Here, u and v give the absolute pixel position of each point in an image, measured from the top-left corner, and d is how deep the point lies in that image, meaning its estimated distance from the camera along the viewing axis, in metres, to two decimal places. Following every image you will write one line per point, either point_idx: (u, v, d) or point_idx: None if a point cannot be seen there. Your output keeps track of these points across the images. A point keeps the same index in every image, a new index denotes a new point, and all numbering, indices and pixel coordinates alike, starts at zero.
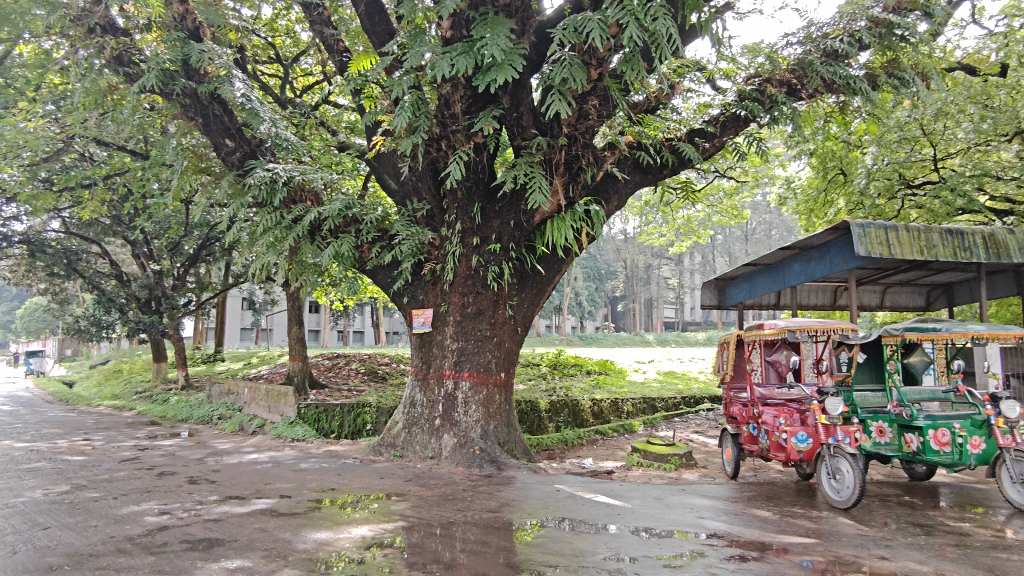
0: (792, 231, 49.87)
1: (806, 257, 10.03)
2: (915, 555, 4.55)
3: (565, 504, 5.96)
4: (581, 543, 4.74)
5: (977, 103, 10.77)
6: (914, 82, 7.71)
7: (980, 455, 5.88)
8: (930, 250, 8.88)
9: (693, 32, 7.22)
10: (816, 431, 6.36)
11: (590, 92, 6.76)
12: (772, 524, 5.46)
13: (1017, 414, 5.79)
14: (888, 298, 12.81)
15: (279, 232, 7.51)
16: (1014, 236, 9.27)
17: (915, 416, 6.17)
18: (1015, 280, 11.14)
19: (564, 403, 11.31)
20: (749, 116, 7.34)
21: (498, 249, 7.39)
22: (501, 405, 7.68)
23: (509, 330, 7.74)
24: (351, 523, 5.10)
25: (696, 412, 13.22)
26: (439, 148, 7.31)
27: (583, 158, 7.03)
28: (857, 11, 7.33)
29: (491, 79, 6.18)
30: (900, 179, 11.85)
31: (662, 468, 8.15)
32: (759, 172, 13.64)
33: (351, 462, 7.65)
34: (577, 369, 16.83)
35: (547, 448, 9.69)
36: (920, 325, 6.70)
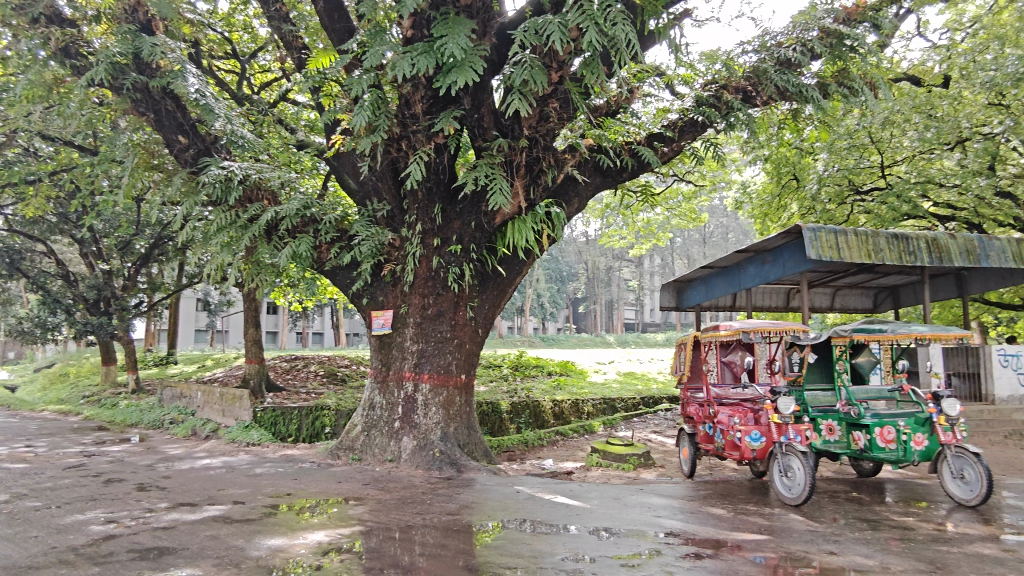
0: (748, 235, 51.18)
1: (761, 260, 10.27)
2: (862, 549, 4.70)
3: (525, 506, 5.96)
4: (540, 544, 4.74)
5: (922, 112, 11.18)
6: (862, 91, 8.00)
7: (923, 451, 6.09)
8: (877, 254, 9.19)
9: (651, 38, 7.32)
10: (769, 430, 6.54)
11: (551, 94, 6.80)
12: (726, 521, 5.57)
13: (958, 413, 6.00)
14: (838, 299, 13.13)
15: (233, 232, 7.41)
16: (955, 241, 9.67)
17: (862, 415, 6.41)
18: (956, 283, 11.66)
19: (526, 404, 11.35)
20: (707, 121, 7.50)
21: (459, 250, 7.36)
22: (462, 407, 7.65)
23: (470, 332, 7.71)
24: (307, 529, 5.00)
25: (654, 412, 13.43)
26: (399, 148, 7.24)
27: (543, 160, 7.05)
28: (809, 22, 7.59)
29: (451, 81, 6.16)
30: (850, 185, 12.30)
31: (620, 468, 8.24)
32: (716, 177, 13.90)
33: (308, 466, 7.51)
34: (538, 370, 16.92)
35: (507, 449, 9.71)
36: (867, 325, 6.96)
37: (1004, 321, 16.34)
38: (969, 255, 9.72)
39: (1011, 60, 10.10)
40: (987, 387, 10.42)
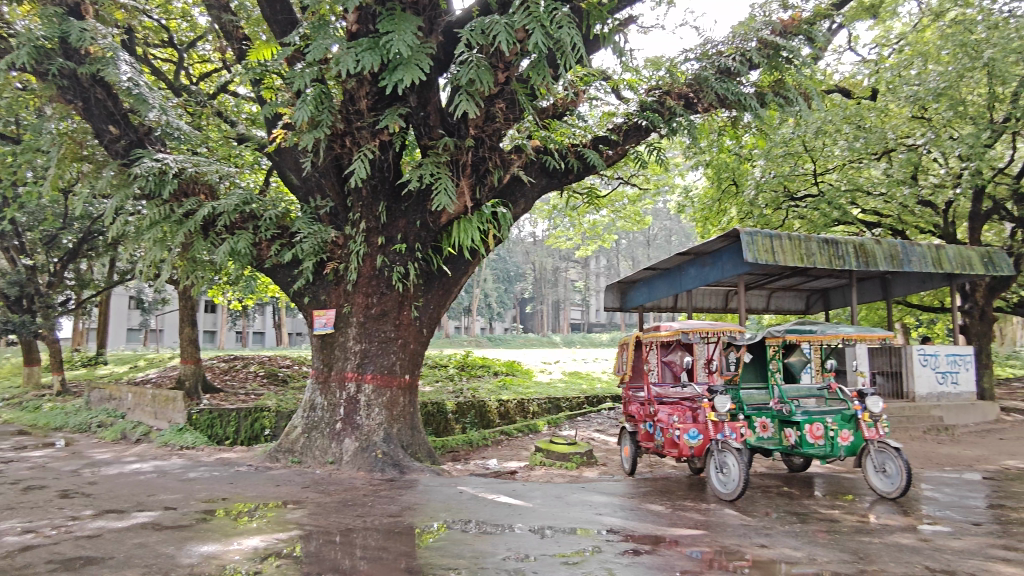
0: (690, 238, 52.62)
1: (701, 262, 10.56)
2: (792, 542, 4.89)
3: (467, 506, 5.95)
4: (482, 544, 4.74)
5: (852, 123, 11.70)
6: (796, 101, 8.33)
7: (849, 446, 6.42)
8: (809, 258, 9.57)
9: (596, 42, 7.43)
10: (706, 427, 6.73)
11: (497, 95, 6.81)
12: (665, 517, 5.70)
13: (880, 409, 6.27)
14: (773, 301, 13.64)
15: (168, 227, 7.13)
16: (880, 246, 10.20)
17: (793, 412, 6.66)
18: (881, 286, 12.27)
19: (471, 404, 11.33)
20: (650, 126, 7.65)
21: (404, 250, 7.28)
22: (406, 407, 7.58)
23: (414, 332, 7.64)
24: (242, 534, 4.85)
25: (597, 411, 13.60)
26: (343, 145, 7.11)
27: (489, 160, 7.05)
28: (748, 33, 7.87)
29: (397, 78, 6.09)
30: (785, 191, 12.80)
31: (563, 467, 8.32)
32: (660, 181, 14.20)
33: (245, 470, 7.29)
34: (485, 370, 16.90)
35: (452, 450, 9.66)
36: (798, 327, 7.28)
37: (925, 322, 17.30)
38: (892, 259, 10.25)
39: (932, 76, 10.72)
40: (908, 385, 11.00)
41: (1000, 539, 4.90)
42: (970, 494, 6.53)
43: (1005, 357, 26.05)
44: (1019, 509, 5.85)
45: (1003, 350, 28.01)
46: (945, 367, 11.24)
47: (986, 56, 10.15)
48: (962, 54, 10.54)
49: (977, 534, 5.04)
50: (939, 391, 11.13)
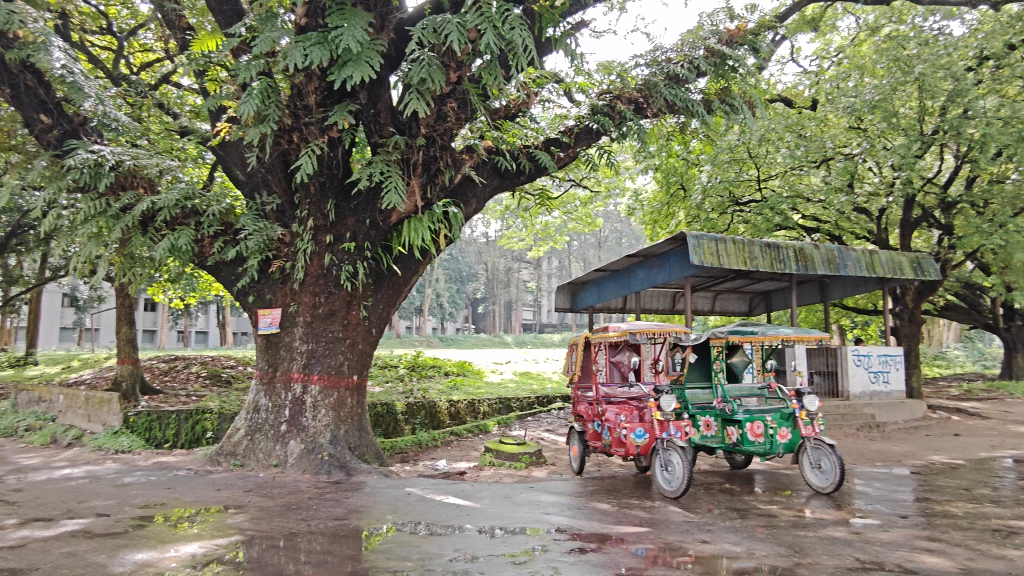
0: (640, 240, 53.60)
1: (649, 265, 10.76)
2: (731, 537, 5.03)
3: (415, 507, 5.90)
4: (429, 546, 4.71)
5: (793, 131, 12.23)
6: (741, 110, 8.57)
7: (787, 444, 6.69)
8: (752, 261, 9.86)
9: (548, 45, 7.48)
10: (651, 427, 6.84)
11: (449, 94, 6.78)
12: (611, 515, 5.79)
13: (816, 408, 6.54)
14: (718, 303, 14.01)
15: (104, 221, 6.83)
16: (819, 250, 10.59)
17: (735, 411, 6.86)
18: (819, 289, 12.76)
19: (421, 405, 11.24)
20: (601, 129, 7.75)
21: (353, 248, 7.17)
22: (353, 408, 7.47)
23: (363, 332, 7.53)
24: (180, 540, 4.69)
25: (547, 411, 13.70)
26: (290, 141, 6.96)
27: (441, 159, 7.01)
28: (696, 41, 8.06)
29: (347, 75, 5.99)
30: (730, 197, 13.19)
31: (512, 467, 8.35)
32: (611, 184, 14.40)
33: (183, 474, 7.03)
34: (435, 370, 16.79)
35: (400, 451, 9.57)
36: (740, 329, 7.57)
37: (859, 323, 18.07)
38: (829, 263, 10.69)
39: (868, 89, 11.21)
40: (843, 384, 11.47)
41: (925, 531, 5.16)
42: (898, 488, 6.86)
43: (932, 356, 27.48)
44: (942, 501, 6.17)
45: (931, 350, 29.49)
46: (877, 367, 11.76)
47: (918, 71, 10.65)
48: (896, 68, 11.04)
49: (904, 526, 5.29)
50: (871, 390, 11.64)
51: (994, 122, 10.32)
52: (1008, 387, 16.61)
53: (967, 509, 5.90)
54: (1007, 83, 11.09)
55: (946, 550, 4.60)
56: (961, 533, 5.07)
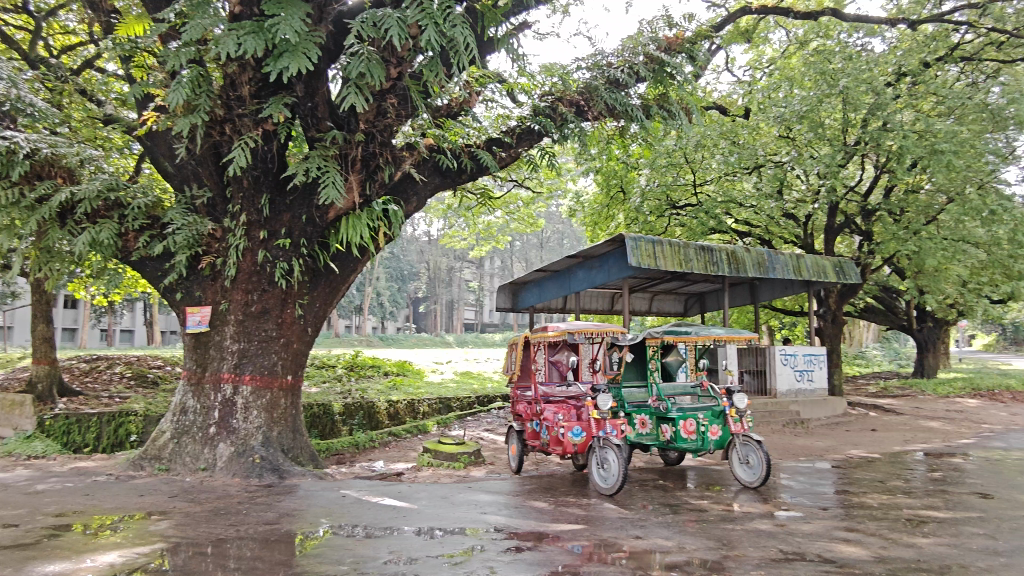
0: (581, 241, 54.43)
1: (589, 266, 10.90)
2: (664, 532, 5.16)
3: (349, 510, 5.78)
4: (364, 548, 4.62)
5: (727, 138, 12.59)
6: (678, 116, 8.76)
7: (718, 440, 6.90)
8: (687, 264, 10.14)
9: (490, 45, 7.46)
10: (588, 425, 6.93)
11: (389, 90, 6.68)
12: (547, 514, 5.84)
13: (745, 405, 6.84)
14: (655, 304, 14.35)
15: (17, 213, 6.42)
16: (749, 254, 10.98)
17: (669, 409, 7.03)
18: (750, 291, 13.23)
19: (359, 405, 11.05)
20: (542, 130, 7.81)
21: (288, 245, 6.97)
22: (287, 409, 7.26)
23: (298, 331, 7.32)
24: (96, 550, 4.44)
25: (487, 410, 13.70)
26: (222, 132, 6.72)
27: (380, 156, 6.89)
28: (636, 47, 8.23)
29: (282, 66, 5.82)
30: (667, 200, 13.56)
31: (451, 467, 8.30)
32: (553, 185, 14.52)
33: (103, 480, 6.67)
34: (374, 370, 16.52)
35: (337, 453, 9.38)
36: (675, 329, 7.72)
37: (787, 324, 18.87)
38: (759, 266, 11.11)
39: (797, 99, 11.68)
40: (771, 382, 11.95)
41: (843, 522, 5.42)
42: (819, 481, 7.20)
43: (853, 356, 29.04)
44: (859, 493, 6.51)
45: (852, 350, 31.08)
46: (802, 366, 12.30)
47: (842, 84, 11.18)
48: (822, 81, 11.57)
49: (824, 518, 5.56)
50: (797, 387, 12.17)
51: (910, 135, 10.96)
52: (919, 384, 17.68)
53: (881, 500, 6.24)
54: (922, 98, 11.80)
55: (861, 539, 4.85)
56: (876, 523, 5.36)
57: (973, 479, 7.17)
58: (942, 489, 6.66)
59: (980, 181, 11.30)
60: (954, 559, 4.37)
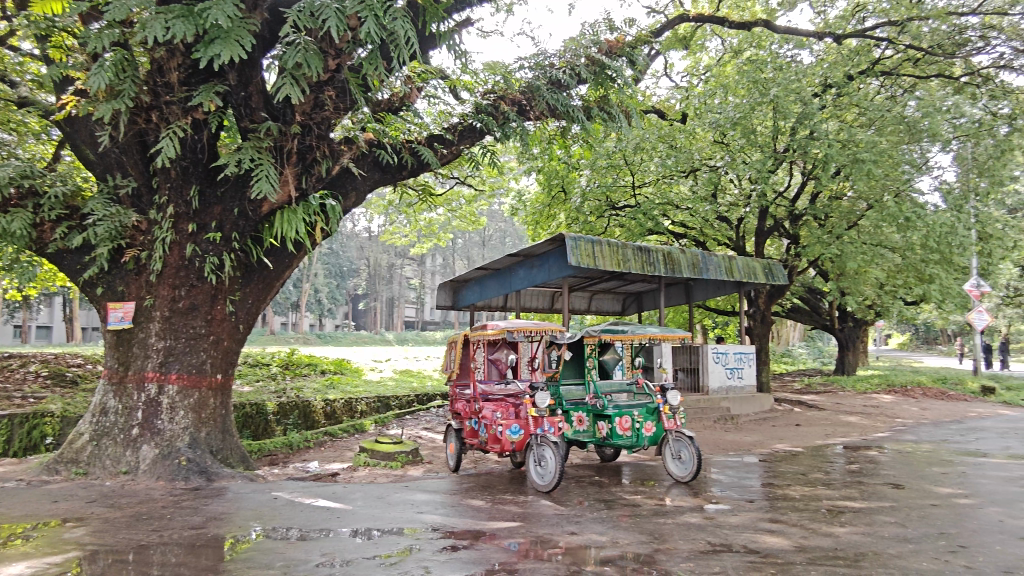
0: (522, 240, 54.76)
1: (529, 265, 10.98)
2: (598, 527, 5.24)
3: (280, 512, 5.62)
4: (295, 552, 4.50)
5: (665, 142, 12.91)
6: (618, 118, 8.88)
7: (651, 436, 7.07)
8: (625, 264, 10.32)
9: (432, 40, 7.39)
10: (526, 423, 6.98)
11: (327, 82, 6.52)
12: (484, 512, 5.85)
13: (678, 403, 7.09)
14: (594, 303, 14.59)
15: None
16: (684, 255, 11.31)
17: (606, 406, 7.15)
18: (684, 291, 13.61)
19: (294, 405, 10.77)
20: (484, 128, 7.79)
21: (218, 239, 6.71)
22: (216, 410, 7.00)
23: (229, 328, 7.06)
24: (2, 561, 4.15)
25: (427, 408, 13.58)
26: (148, 119, 6.43)
27: (317, 150, 6.71)
28: (578, 49, 8.33)
29: (214, 53, 5.59)
30: (607, 201, 13.79)
31: (388, 467, 8.20)
32: (495, 184, 14.54)
33: (12, 485, 6.23)
34: (310, 369, 16.11)
35: (269, 454, 9.10)
36: (612, 327, 7.86)
37: (720, 323, 19.54)
38: (693, 267, 11.43)
39: (730, 106, 12.06)
40: (703, 379, 12.34)
41: (768, 514, 5.65)
42: (747, 474, 7.47)
43: (780, 355, 30.31)
44: (784, 486, 6.80)
45: (779, 348, 32.46)
46: (733, 364, 12.74)
47: (772, 94, 11.60)
48: (754, 90, 11.97)
49: (750, 510, 5.77)
50: (727, 385, 12.60)
51: (835, 144, 11.49)
52: (840, 381, 18.61)
53: (803, 491, 6.53)
54: (846, 109, 12.38)
55: (784, 530, 5.06)
56: (797, 514, 5.61)
57: (886, 471, 7.60)
58: (859, 481, 7.03)
59: (897, 189, 11.95)
60: (868, 546, 4.62)
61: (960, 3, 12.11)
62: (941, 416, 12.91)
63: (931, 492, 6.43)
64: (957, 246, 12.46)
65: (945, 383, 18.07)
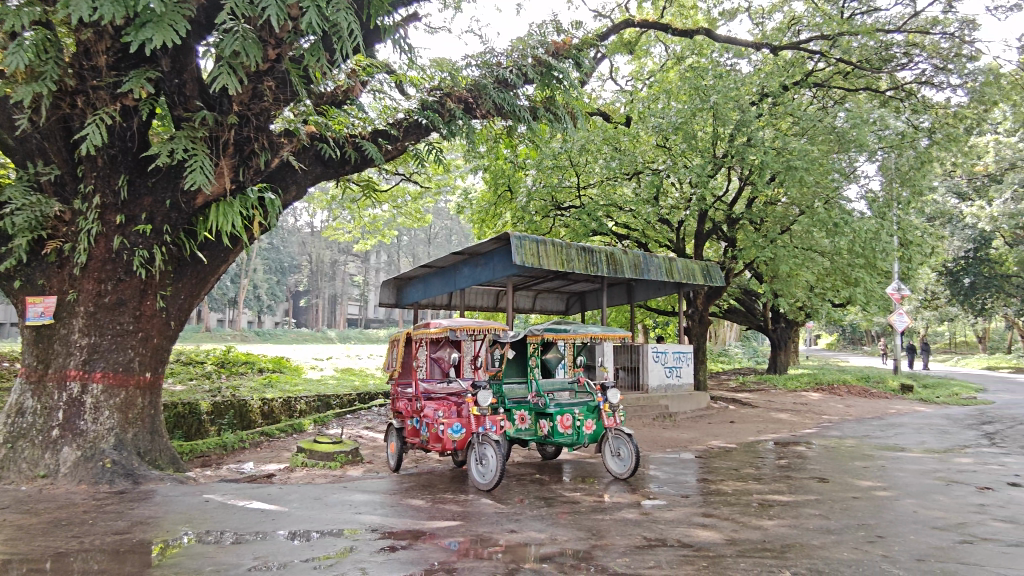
0: (468, 238, 54.71)
1: (474, 263, 10.96)
2: (537, 525, 5.29)
3: (212, 515, 5.43)
4: (226, 556, 4.36)
5: (610, 144, 13.13)
6: (564, 119, 8.95)
7: (592, 434, 7.19)
8: (569, 263, 10.42)
9: (377, 33, 7.27)
10: (468, 422, 6.97)
11: (267, 72, 6.33)
12: (424, 511, 5.81)
13: (617, 401, 7.14)
14: (538, 302, 14.72)
15: None
16: (627, 256, 11.51)
17: (548, 404, 7.22)
18: (626, 292, 13.87)
19: (229, 404, 10.43)
20: (429, 125, 7.72)
21: (148, 231, 6.41)
22: (144, 409, 6.72)
23: (159, 325, 6.78)
24: None
25: (368, 407, 13.38)
26: (73, 105, 6.09)
27: (255, 141, 6.49)
28: (525, 49, 8.37)
29: (145, 37, 5.33)
30: (553, 201, 13.90)
31: (327, 467, 8.05)
32: (441, 181, 14.45)
33: None
34: (248, 367, 15.61)
35: (201, 455, 8.78)
36: (554, 326, 7.79)
37: (660, 323, 20.03)
38: (635, 268, 11.65)
39: (672, 112, 12.32)
40: (643, 378, 12.60)
41: (701, 508, 5.81)
42: (682, 471, 7.67)
43: (717, 354, 31.27)
44: (717, 481, 7.02)
45: (716, 348, 33.51)
46: (672, 363, 13.05)
47: (712, 101, 11.92)
48: (695, 96, 12.27)
49: (685, 505, 5.94)
50: (667, 383, 12.91)
51: (770, 151, 11.91)
52: (772, 380, 19.33)
53: (736, 486, 6.75)
54: (780, 118, 12.88)
55: (716, 524, 5.23)
56: (729, 508, 5.80)
57: (813, 466, 7.94)
58: (787, 475, 7.34)
59: (827, 197, 12.50)
60: (794, 538, 4.82)
61: (886, 20, 12.72)
62: (864, 413, 13.59)
63: (853, 485, 6.76)
64: (880, 252, 13.14)
65: (867, 382, 19.01)
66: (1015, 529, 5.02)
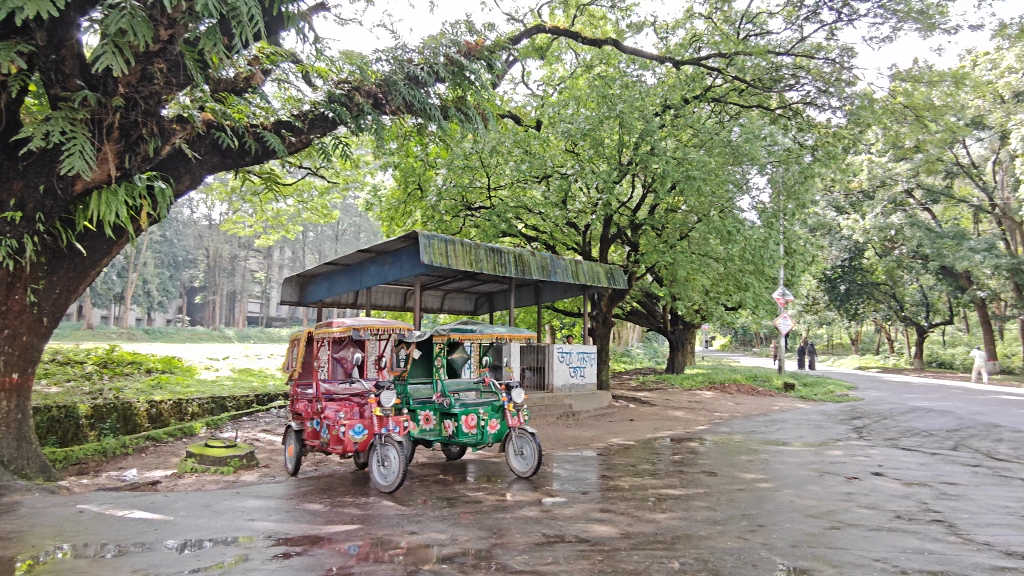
0: (377, 235, 53.72)
1: (381, 261, 10.74)
2: (438, 525, 5.26)
3: (86, 528, 5.02)
4: (103, 570, 4.05)
5: (520, 147, 13.25)
6: (475, 120, 8.94)
7: (496, 433, 7.26)
8: (477, 264, 10.45)
9: (281, 21, 6.98)
10: (371, 423, 6.84)
11: (158, 53, 5.88)
12: (322, 515, 5.65)
13: (522, 400, 7.25)
14: (446, 302, 14.75)
15: None
16: (534, 257, 11.70)
17: (453, 404, 7.19)
18: (533, 293, 14.12)
19: (112, 406, 9.68)
20: (337, 119, 7.52)
21: (17, 220, 5.82)
22: (9, 414, 6.14)
23: (29, 321, 6.25)
24: None
25: (267, 409, 12.82)
26: None
27: (144, 127, 6.05)
28: (436, 47, 8.31)
29: (15, 7, 4.82)
30: (463, 201, 13.89)
31: (219, 472, 7.65)
32: (349, 176, 14.07)
33: None
34: (134, 368, 14.56)
35: (77, 462, 8.11)
36: (460, 325, 7.66)
37: (566, 323, 20.49)
38: (542, 270, 11.87)
39: (581, 118, 12.58)
40: (549, 378, 12.82)
41: (599, 504, 5.99)
42: (583, 468, 7.89)
43: (621, 355, 32.28)
44: (616, 477, 7.27)
45: (619, 349, 34.63)
46: (577, 363, 13.37)
47: (618, 109, 12.27)
48: (603, 104, 12.61)
49: (584, 501, 6.10)
50: (571, 382, 13.21)
51: (671, 161, 12.34)
52: (670, 379, 20.21)
53: (632, 482, 7.02)
54: (681, 130, 13.49)
55: (612, 519, 5.41)
56: (626, 503, 6.02)
57: (703, 460, 8.37)
58: (680, 470, 7.71)
59: (722, 206, 13.19)
60: (683, 530, 5.06)
61: (777, 43, 13.54)
62: (751, 409, 14.47)
63: (738, 478, 7.21)
64: (767, 259, 14.06)
65: (755, 381, 20.26)
66: (876, 514, 5.53)
